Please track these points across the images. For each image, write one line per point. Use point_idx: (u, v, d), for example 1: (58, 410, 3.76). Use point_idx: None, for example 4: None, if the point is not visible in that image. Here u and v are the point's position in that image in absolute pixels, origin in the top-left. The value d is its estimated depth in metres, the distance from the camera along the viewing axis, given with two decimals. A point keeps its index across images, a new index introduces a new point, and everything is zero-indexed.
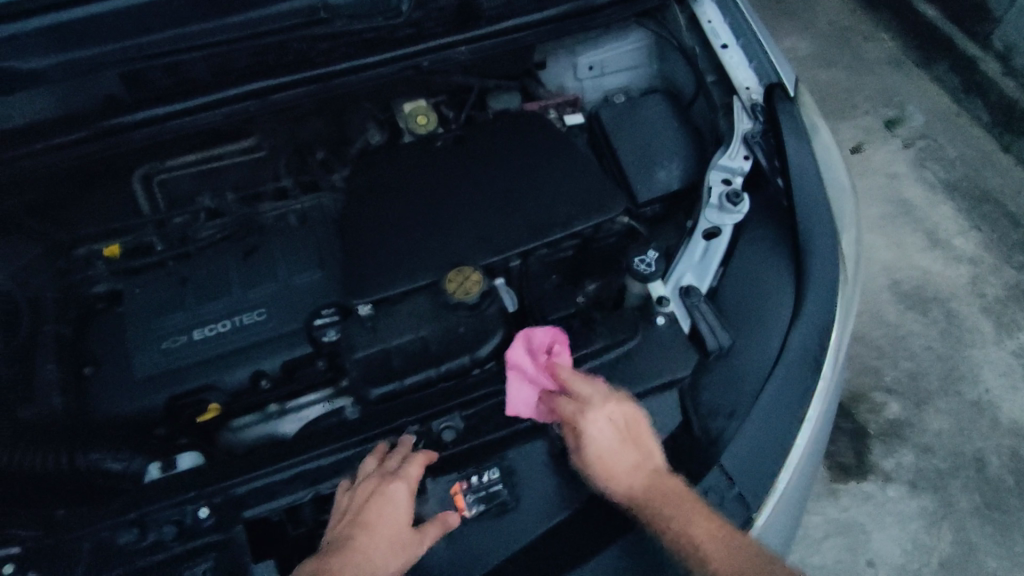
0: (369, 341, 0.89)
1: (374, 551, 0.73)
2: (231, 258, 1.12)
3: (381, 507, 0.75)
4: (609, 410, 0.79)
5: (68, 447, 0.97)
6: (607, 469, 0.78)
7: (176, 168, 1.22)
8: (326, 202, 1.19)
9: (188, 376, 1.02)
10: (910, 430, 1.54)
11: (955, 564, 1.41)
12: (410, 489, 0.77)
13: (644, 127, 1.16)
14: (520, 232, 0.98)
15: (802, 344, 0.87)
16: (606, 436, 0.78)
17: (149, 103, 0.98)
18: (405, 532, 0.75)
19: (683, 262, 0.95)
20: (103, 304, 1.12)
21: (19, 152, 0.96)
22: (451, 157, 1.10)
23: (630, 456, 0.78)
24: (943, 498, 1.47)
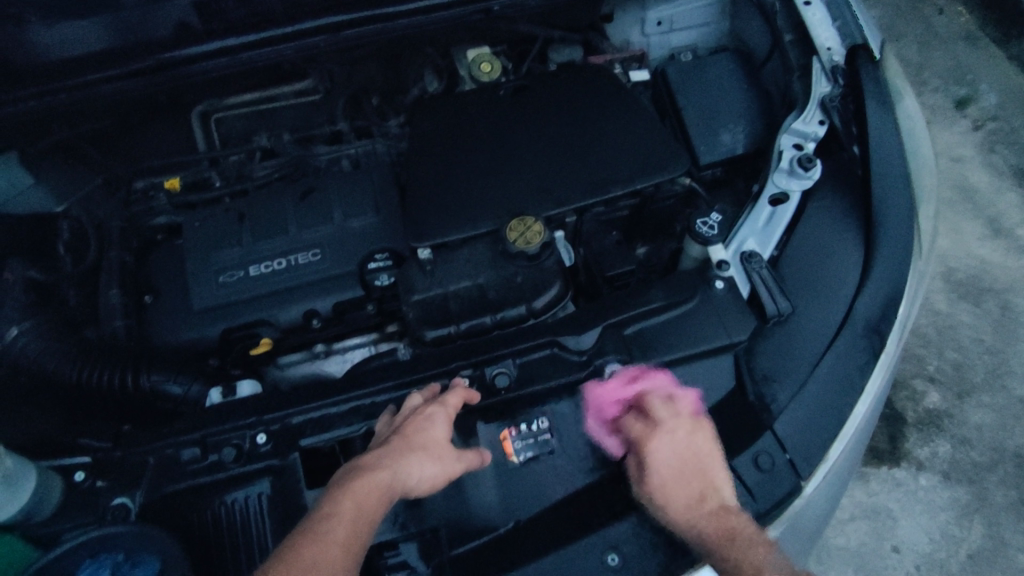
0: (429, 285, 0.90)
1: (410, 461, 0.70)
2: (288, 197, 1.13)
3: (419, 424, 0.74)
4: (678, 439, 0.76)
5: (133, 367, 0.97)
6: (662, 486, 0.74)
7: (232, 107, 1.25)
8: (380, 149, 1.21)
9: (244, 310, 1.05)
10: (950, 421, 1.51)
11: (983, 558, 1.38)
12: (449, 413, 0.76)
13: (712, 86, 1.12)
14: (581, 186, 0.97)
15: (865, 317, 0.85)
16: (673, 463, 0.75)
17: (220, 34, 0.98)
18: (443, 451, 0.73)
19: (747, 227, 0.93)
20: (162, 235, 1.16)
21: (92, 78, 0.97)
22: (513, 108, 1.09)
23: (687, 485, 0.74)
24: (978, 491, 1.44)
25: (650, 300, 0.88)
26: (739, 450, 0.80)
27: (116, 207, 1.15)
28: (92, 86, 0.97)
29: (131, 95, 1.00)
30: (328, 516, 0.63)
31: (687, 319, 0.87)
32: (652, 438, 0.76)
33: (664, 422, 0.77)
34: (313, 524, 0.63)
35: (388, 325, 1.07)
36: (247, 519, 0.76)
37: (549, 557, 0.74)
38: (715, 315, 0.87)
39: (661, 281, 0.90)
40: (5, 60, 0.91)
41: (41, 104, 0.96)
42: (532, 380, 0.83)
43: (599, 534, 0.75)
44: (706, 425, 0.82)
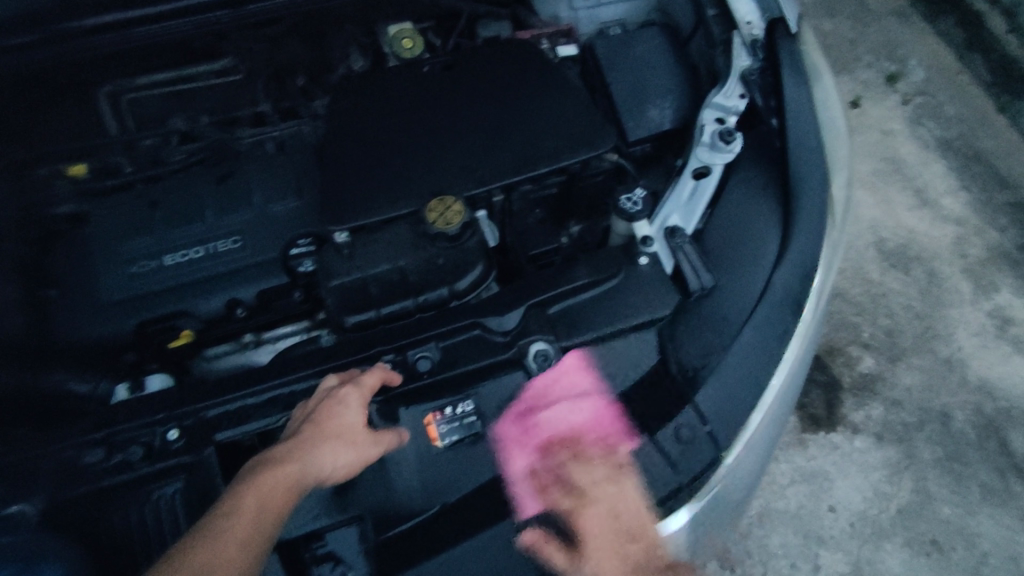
0: (348, 269, 0.85)
1: (321, 449, 0.69)
2: (205, 181, 1.07)
3: (331, 409, 0.72)
4: (611, 503, 0.74)
5: (32, 367, 0.93)
6: (600, 560, 0.71)
7: (144, 87, 1.18)
8: (307, 130, 1.18)
9: (161, 302, 1.00)
10: (882, 385, 1.58)
11: (912, 511, 1.46)
12: (365, 395, 0.74)
13: (639, 61, 1.12)
14: (505, 164, 0.95)
15: (784, 288, 0.86)
16: (605, 534, 0.72)
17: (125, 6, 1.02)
18: (359, 437, 0.72)
19: (671, 203, 0.93)
20: (66, 224, 1.05)
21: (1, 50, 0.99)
22: (437, 87, 1.07)
23: (621, 554, 0.72)
24: (907, 449, 1.52)
25: (574, 277, 0.88)
26: (660, 428, 0.81)
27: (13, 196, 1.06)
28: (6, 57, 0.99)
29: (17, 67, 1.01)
30: (232, 512, 0.62)
31: (612, 295, 0.87)
32: (584, 504, 0.73)
33: (605, 479, 0.75)
34: (215, 521, 0.61)
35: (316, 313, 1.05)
36: (157, 520, 0.73)
37: (474, 540, 0.73)
38: (639, 290, 0.88)
39: (586, 258, 0.90)
40: None
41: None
42: (454, 364, 0.81)
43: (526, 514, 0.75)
44: (630, 400, 0.83)
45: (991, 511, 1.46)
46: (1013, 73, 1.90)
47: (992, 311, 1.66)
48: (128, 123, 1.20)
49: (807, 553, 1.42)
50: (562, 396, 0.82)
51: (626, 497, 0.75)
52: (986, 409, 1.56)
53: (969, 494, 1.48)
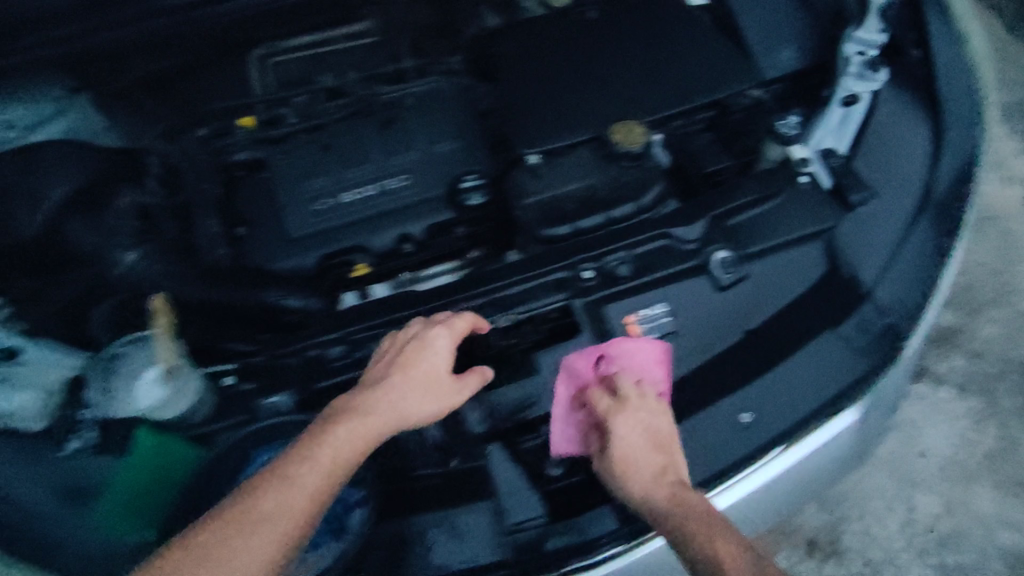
0: (541, 188, 0.93)
1: (399, 394, 0.77)
2: (370, 127, 1.16)
3: (419, 351, 0.79)
4: (643, 418, 0.80)
5: (251, 286, 1.00)
6: (626, 461, 0.79)
7: (291, 50, 1.29)
8: (441, 86, 1.22)
9: (341, 236, 1.07)
10: (963, 337, 1.64)
11: (999, 456, 1.52)
12: (452, 341, 0.81)
13: (766, 9, 1.19)
14: (668, 95, 1.04)
15: (936, 208, 0.94)
16: (633, 440, 0.79)
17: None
18: (439, 387, 0.79)
19: (822, 128, 1.00)
20: (242, 172, 1.13)
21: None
22: (592, 28, 1.13)
23: (648, 463, 0.79)
24: (990, 399, 1.57)
25: (742, 196, 0.95)
26: (847, 317, 0.90)
27: (194, 147, 1.12)
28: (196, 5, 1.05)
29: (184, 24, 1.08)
30: (305, 460, 0.72)
31: (780, 211, 0.94)
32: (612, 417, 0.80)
33: (652, 402, 0.81)
34: (288, 467, 0.71)
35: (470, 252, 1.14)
36: None
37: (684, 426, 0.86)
38: (804, 207, 0.94)
39: (750, 180, 0.97)
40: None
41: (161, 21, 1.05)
42: (649, 269, 0.89)
43: (729, 401, 0.86)
44: (803, 306, 0.90)
45: None
46: None
47: None
48: (272, 84, 1.27)
49: (900, 495, 1.49)
50: (746, 298, 0.90)
51: (615, 428, 0.80)
52: None
53: None
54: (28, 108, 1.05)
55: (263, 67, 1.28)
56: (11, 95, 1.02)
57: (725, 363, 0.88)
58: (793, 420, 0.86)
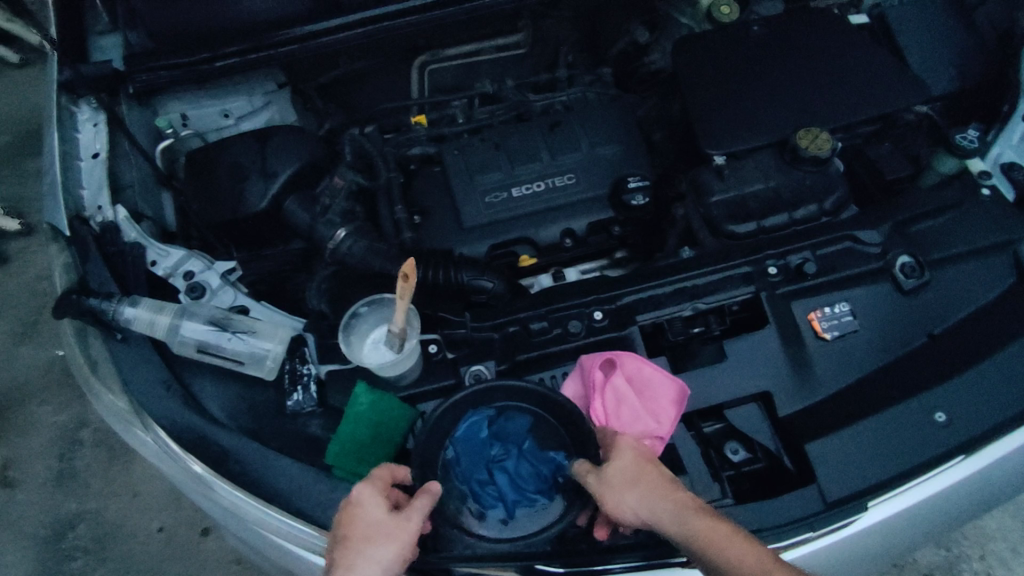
0: (726, 187, 0.97)
1: (361, 559, 0.70)
2: (538, 130, 1.22)
3: (353, 516, 0.73)
4: (630, 439, 0.77)
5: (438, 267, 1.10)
6: (628, 479, 0.73)
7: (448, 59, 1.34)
8: (589, 95, 1.31)
9: (511, 228, 1.14)
10: None
11: None
12: (378, 488, 0.75)
13: (928, 27, 1.21)
14: (840, 109, 1.07)
15: None
16: (631, 457, 0.75)
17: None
18: (391, 531, 0.71)
19: (1001, 143, 1.01)
20: (415, 164, 1.23)
21: (403, 8, 1.10)
22: (761, 45, 1.16)
23: (652, 477, 0.73)
24: None
25: (921, 204, 0.96)
26: None
27: (378, 140, 1.23)
28: (405, 17, 1.11)
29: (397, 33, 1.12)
30: None
31: (962, 221, 0.95)
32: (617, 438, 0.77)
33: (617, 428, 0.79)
34: None
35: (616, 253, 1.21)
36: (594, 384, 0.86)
37: (866, 423, 0.83)
38: (989, 217, 0.95)
39: (927, 191, 0.98)
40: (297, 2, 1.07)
41: (362, 33, 1.09)
42: (833, 269, 0.91)
43: (919, 401, 0.84)
44: (992, 313, 0.90)
45: None
46: None
47: None
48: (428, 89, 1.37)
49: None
50: (931, 303, 0.90)
51: (618, 448, 0.76)
52: None
53: None
54: (246, 98, 1.19)
55: (422, 73, 1.35)
56: (235, 85, 1.17)
57: (913, 363, 0.87)
58: (987, 421, 0.84)
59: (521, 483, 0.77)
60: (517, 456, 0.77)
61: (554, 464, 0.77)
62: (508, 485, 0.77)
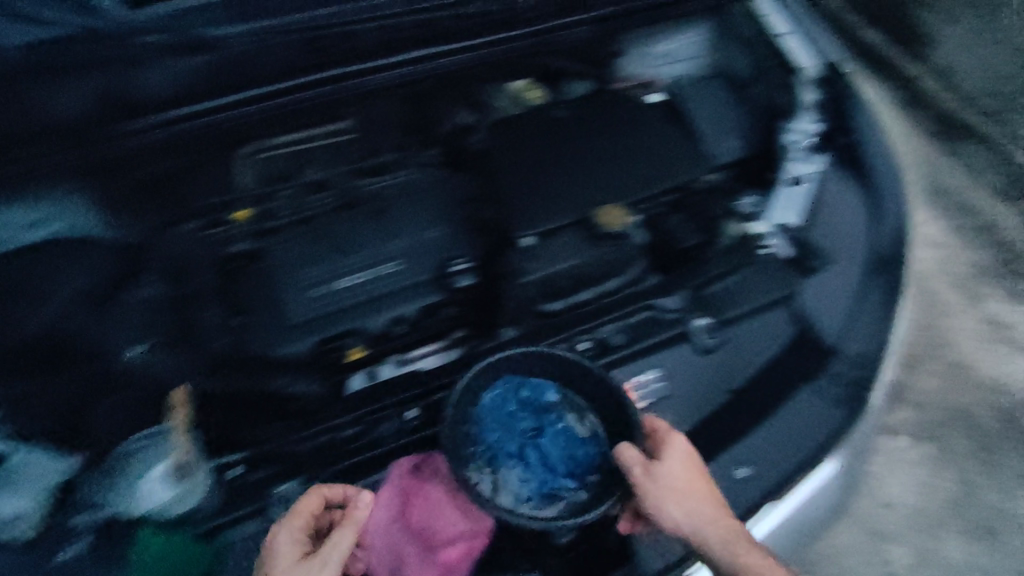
0: (538, 267, 1.00)
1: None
2: (363, 219, 1.21)
3: (269, 557, 0.92)
4: (683, 449, 0.89)
5: (259, 373, 1.04)
6: (676, 487, 0.86)
7: (274, 147, 1.19)
8: (419, 176, 1.28)
9: (334, 322, 1.09)
10: (909, 393, 1.91)
11: (956, 501, 1.77)
12: (293, 527, 0.93)
13: (707, 107, 1.36)
14: (634, 183, 1.16)
15: (884, 281, 1.05)
16: (675, 466, 0.88)
17: (274, 30, 1.03)
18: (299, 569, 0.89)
19: (775, 207, 1.12)
20: (235, 264, 1.15)
21: (191, 112, 1.04)
22: (560, 129, 1.25)
23: (698, 490, 0.88)
24: (943, 447, 1.84)
25: (711, 268, 1.05)
26: (821, 374, 0.99)
27: (189, 240, 1.15)
28: (195, 120, 1.05)
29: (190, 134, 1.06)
30: None
31: (744, 282, 1.05)
32: (666, 443, 0.90)
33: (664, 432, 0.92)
34: None
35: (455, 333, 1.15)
36: None
37: None
38: (767, 277, 1.06)
39: (718, 254, 1.07)
40: (65, 110, 0.98)
41: (146, 138, 1.03)
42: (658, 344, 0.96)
43: (714, 465, 0.94)
44: (773, 366, 1.00)
45: None
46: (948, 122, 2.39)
47: (983, 317, 2.07)
48: (263, 179, 1.21)
49: (873, 546, 1.69)
50: (721, 366, 0.98)
51: (665, 453, 0.89)
52: (995, 405, 1.92)
53: (1000, 482, 1.80)
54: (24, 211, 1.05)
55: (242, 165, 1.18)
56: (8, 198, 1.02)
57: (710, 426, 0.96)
58: (772, 467, 0.93)
59: (547, 461, 0.93)
60: (547, 437, 0.94)
61: (587, 447, 0.93)
62: (539, 461, 0.93)
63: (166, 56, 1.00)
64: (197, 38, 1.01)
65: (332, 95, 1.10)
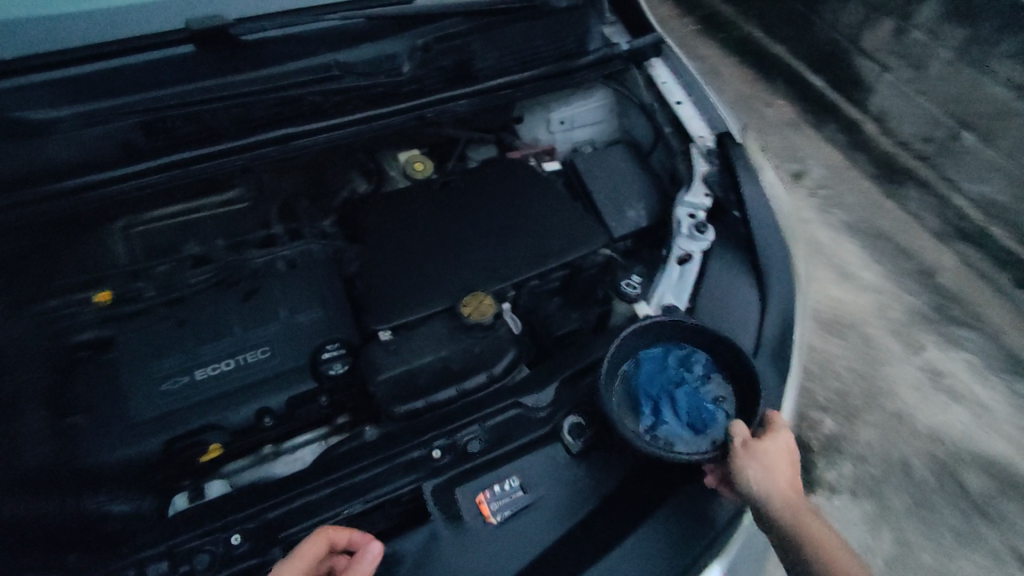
0: (396, 362, 0.98)
1: None
2: (231, 301, 1.12)
3: None
4: (790, 441, 0.85)
5: (75, 492, 0.94)
6: (769, 466, 0.82)
7: (155, 221, 1.21)
8: (315, 248, 1.20)
9: (190, 417, 1.01)
10: (846, 443, 1.73)
11: (897, 564, 1.58)
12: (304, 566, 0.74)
13: (610, 172, 1.30)
14: (520, 261, 1.10)
15: (767, 369, 1.00)
16: (782, 451, 0.83)
17: (110, 113, 0.98)
18: None
19: (662, 284, 1.08)
20: (86, 351, 1.08)
21: (9, 200, 0.96)
22: (447, 200, 1.19)
23: (790, 481, 0.82)
24: (881, 502, 1.66)
25: (589, 355, 0.99)
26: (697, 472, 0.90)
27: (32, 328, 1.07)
28: (10, 209, 0.96)
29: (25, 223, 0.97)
30: None
31: None
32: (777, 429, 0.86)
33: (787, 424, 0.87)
34: None
35: (338, 417, 1.11)
36: None
37: None
38: None
39: (600, 340, 1.01)
40: None
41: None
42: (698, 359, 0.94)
43: None
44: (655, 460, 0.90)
45: (974, 556, 1.60)
46: (890, 164, 2.29)
47: (922, 365, 1.89)
48: (139, 255, 1.21)
49: None
50: (598, 464, 0.89)
51: (775, 436, 0.85)
52: (938, 455, 1.73)
53: (943, 539, 1.61)
54: None
55: (118, 241, 1.19)
56: None
57: (579, 535, 0.84)
58: None
59: (679, 412, 0.90)
60: (691, 390, 0.92)
61: (717, 417, 0.89)
62: (672, 410, 0.90)
63: None
64: (20, 121, 0.95)
65: (177, 180, 1.03)
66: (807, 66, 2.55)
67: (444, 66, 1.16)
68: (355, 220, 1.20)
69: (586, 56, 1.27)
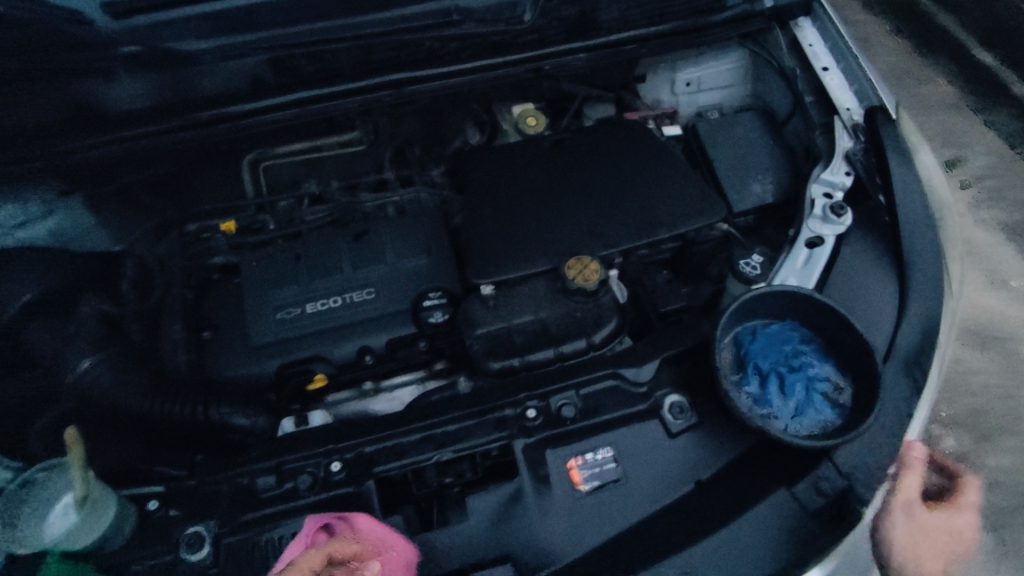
0: (492, 319, 0.98)
1: None
2: (342, 240, 1.15)
3: None
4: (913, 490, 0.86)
5: (199, 400, 1.01)
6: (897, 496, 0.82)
7: (282, 157, 1.26)
8: (424, 196, 1.21)
9: (303, 345, 1.07)
10: (971, 465, 1.55)
11: None
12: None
13: (738, 140, 1.20)
14: (627, 228, 1.04)
15: (901, 376, 0.89)
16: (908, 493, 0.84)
17: (243, 47, 1.00)
18: None
19: (786, 267, 0.99)
20: (217, 274, 1.18)
21: (154, 129, 1.04)
22: (557, 158, 1.16)
23: None
24: (1009, 537, 1.47)
25: (696, 334, 0.93)
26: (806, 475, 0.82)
27: (174, 249, 1.17)
28: (156, 136, 1.05)
29: (169, 150, 1.07)
30: None
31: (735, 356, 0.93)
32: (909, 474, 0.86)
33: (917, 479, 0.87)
34: None
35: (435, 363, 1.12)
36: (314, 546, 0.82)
37: None
38: None
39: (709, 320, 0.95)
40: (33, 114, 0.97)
41: (106, 151, 1.03)
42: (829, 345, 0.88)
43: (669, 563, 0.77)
44: (758, 453, 0.85)
45: None
46: None
47: None
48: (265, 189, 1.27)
49: None
50: (695, 450, 0.86)
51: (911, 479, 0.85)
52: None
53: None
54: None
55: (252, 172, 1.26)
56: None
57: (665, 518, 0.81)
58: None
59: (785, 395, 0.85)
60: (806, 379, 0.86)
61: (822, 415, 0.84)
62: (779, 391, 0.85)
63: (141, 70, 0.98)
64: (170, 51, 0.98)
65: (298, 117, 1.09)
66: (978, 42, 2.23)
67: (565, 16, 1.09)
68: (461, 170, 1.18)
69: (723, 11, 1.17)
